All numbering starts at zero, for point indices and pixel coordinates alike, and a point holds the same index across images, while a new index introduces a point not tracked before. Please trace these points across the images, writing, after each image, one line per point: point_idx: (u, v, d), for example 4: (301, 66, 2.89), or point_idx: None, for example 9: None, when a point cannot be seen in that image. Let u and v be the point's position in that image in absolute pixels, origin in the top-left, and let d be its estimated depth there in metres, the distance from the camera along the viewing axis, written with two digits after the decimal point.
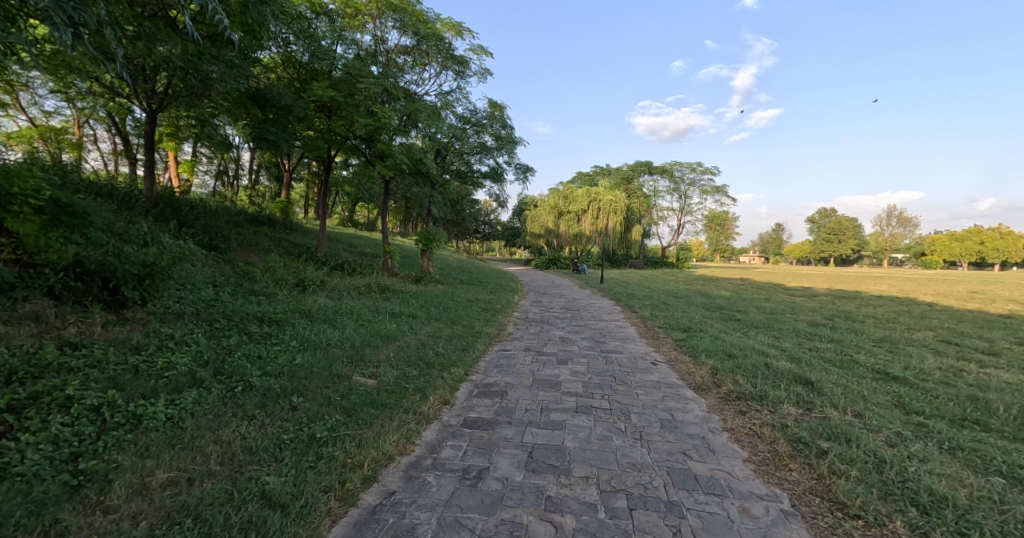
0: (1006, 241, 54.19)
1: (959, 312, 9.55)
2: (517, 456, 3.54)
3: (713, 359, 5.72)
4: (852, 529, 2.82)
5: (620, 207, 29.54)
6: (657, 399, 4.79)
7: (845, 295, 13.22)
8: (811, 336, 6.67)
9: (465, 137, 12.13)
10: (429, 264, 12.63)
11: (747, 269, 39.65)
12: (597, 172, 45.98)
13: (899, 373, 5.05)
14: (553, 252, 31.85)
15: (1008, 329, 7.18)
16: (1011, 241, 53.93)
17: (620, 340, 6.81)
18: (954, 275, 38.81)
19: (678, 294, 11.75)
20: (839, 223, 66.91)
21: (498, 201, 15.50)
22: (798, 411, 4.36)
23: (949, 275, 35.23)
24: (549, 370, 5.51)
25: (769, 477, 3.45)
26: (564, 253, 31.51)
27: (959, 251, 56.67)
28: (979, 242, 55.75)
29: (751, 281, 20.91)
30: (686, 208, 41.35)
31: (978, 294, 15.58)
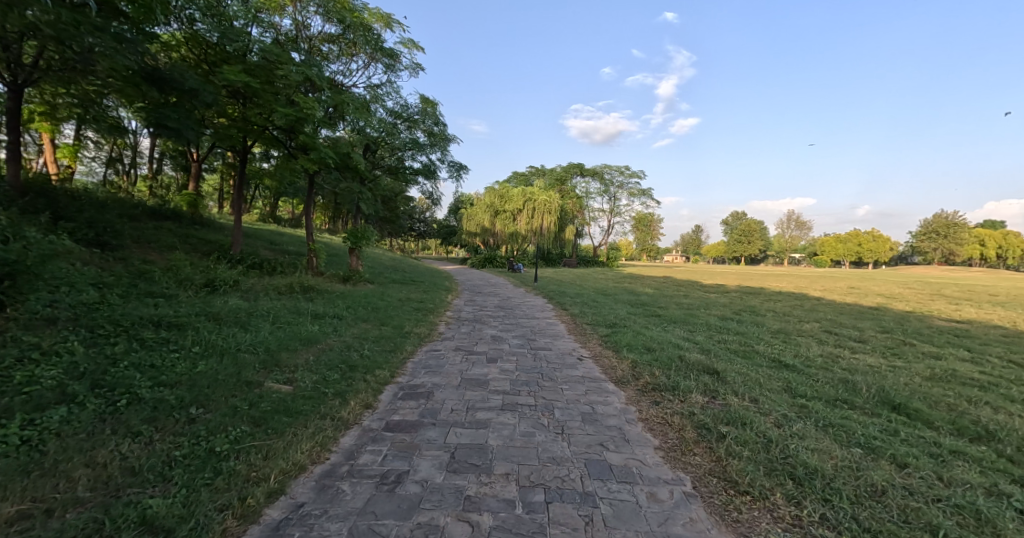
0: (878, 242, 62.85)
1: (837, 304, 10.87)
2: (438, 458, 3.50)
3: (633, 353, 6.05)
4: (741, 505, 3.11)
5: (554, 207, 30.28)
6: (580, 394, 4.98)
7: (751, 292, 14.53)
8: (720, 329, 7.26)
9: (397, 133, 11.79)
10: (359, 264, 12.14)
11: (669, 268, 42.48)
12: (534, 172, 46.80)
13: (790, 361, 5.63)
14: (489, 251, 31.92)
15: (874, 319, 8.32)
16: (881, 242, 62.83)
17: (549, 337, 6.99)
18: (834, 272, 44.30)
19: (606, 291, 12.25)
20: (751, 225, 73.55)
21: (433, 198, 15.25)
22: (704, 399, 4.73)
23: (826, 275, 40.26)
24: (478, 369, 5.53)
25: (676, 462, 3.71)
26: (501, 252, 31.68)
27: (843, 252, 64.68)
28: (859, 244, 64.01)
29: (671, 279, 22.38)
30: (616, 210, 43.35)
31: (853, 289, 17.87)
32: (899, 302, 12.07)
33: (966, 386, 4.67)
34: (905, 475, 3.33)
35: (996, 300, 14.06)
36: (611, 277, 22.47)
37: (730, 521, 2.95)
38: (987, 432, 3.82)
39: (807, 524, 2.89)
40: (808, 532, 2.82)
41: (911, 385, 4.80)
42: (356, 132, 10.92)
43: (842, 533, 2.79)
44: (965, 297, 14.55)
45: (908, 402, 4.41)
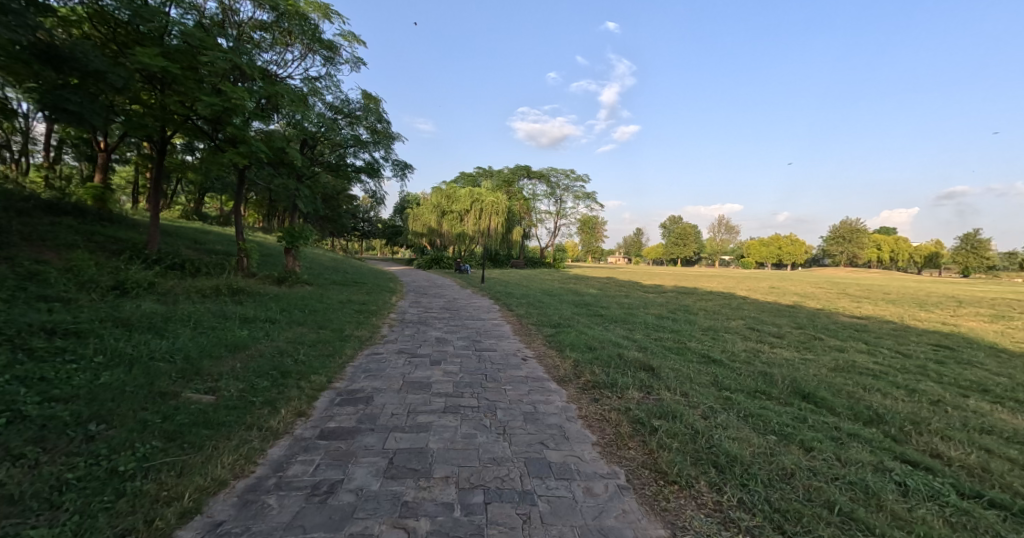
0: (796, 246, 69.33)
1: (758, 303, 11.82)
2: (375, 464, 3.39)
3: (575, 352, 6.22)
4: (669, 494, 3.30)
5: (500, 208, 30.46)
6: (523, 393, 5.03)
7: (686, 291, 15.40)
8: (657, 327, 7.63)
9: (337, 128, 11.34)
10: (295, 265, 11.55)
11: (612, 269, 44.21)
12: (482, 173, 46.79)
13: (717, 356, 6.04)
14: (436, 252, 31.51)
15: (790, 316, 9.13)
16: (798, 245, 69.36)
17: (494, 338, 7.00)
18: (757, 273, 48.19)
19: (551, 292, 12.49)
20: (688, 229, 78.26)
21: (377, 197, 14.81)
22: (640, 394, 4.95)
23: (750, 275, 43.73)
24: (421, 371, 5.43)
25: (612, 456, 3.87)
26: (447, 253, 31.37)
27: (766, 254, 70.57)
28: (780, 247, 70.11)
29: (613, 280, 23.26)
30: (562, 212, 44.39)
31: (774, 288, 19.54)
32: (811, 301, 13.28)
33: (863, 375, 5.24)
34: (810, 458, 3.69)
35: (888, 297, 15.97)
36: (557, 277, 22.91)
37: (659, 510, 3.12)
38: (877, 416, 4.32)
39: (726, 508, 3.12)
40: (727, 515, 3.04)
41: (818, 375, 5.32)
42: (292, 126, 10.39)
43: (756, 514, 3.03)
44: (866, 296, 16.34)
45: (816, 391, 4.88)
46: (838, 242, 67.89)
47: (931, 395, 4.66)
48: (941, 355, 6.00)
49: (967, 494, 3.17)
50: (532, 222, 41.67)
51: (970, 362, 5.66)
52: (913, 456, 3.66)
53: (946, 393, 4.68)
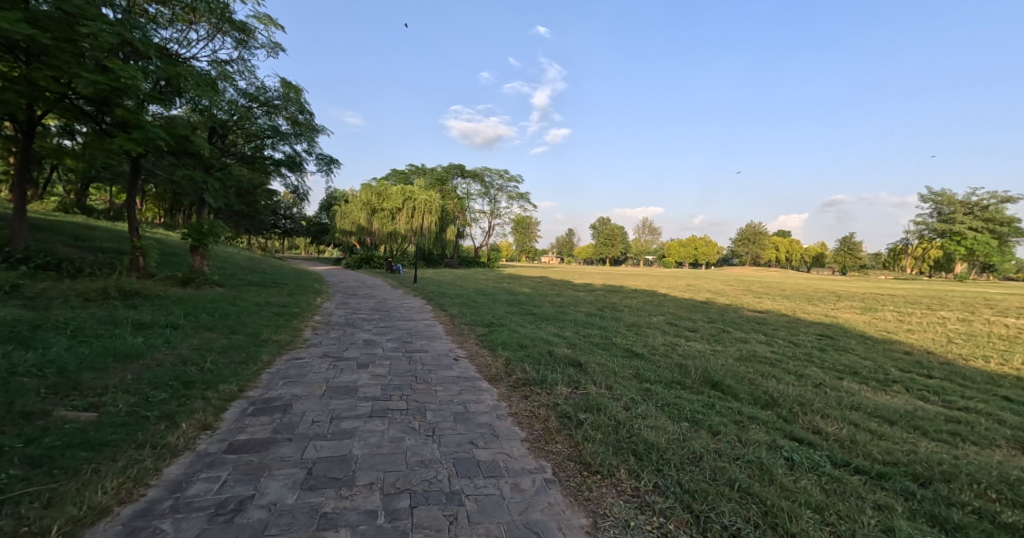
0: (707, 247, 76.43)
1: (677, 300, 12.72)
2: (292, 476, 3.17)
3: (507, 351, 6.29)
4: (592, 484, 3.44)
5: (433, 207, 29.92)
6: (453, 394, 4.99)
7: (614, 289, 16.19)
8: (585, 324, 7.95)
9: (252, 117, 10.62)
10: (202, 265, 10.48)
11: (546, 268, 45.41)
12: (416, 171, 45.68)
13: (639, 350, 6.43)
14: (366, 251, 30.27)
15: (703, 311, 9.94)
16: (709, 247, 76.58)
17: (426, 339, 6.86)
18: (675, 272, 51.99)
19: (484, 292, 12.51)
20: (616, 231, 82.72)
21: (300, 193, 13.92)
22: (568, 389, 5.12)
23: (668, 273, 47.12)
24: (346, 375, 5.18)
25: (540, 451, 3.96)
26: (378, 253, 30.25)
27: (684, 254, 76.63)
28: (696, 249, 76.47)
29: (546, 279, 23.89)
30: (496, 212, 44.73)
31: (689, 286, 21.26)
32: (722, 297, 14.53)
33: (761, 363, 5.86)
34: (717, 441, 4.05)
35: (783, 293, 17.99)
36: (492, 277, 22.98)
37: (582, 500, 3.24)
38: (772, 399, 4.84)
39: (643, 493, 3.32)
40: (644, 500, 3.24)
41: (725, 365, 5.84)
42: (198, 112, 9.56)
43: (668, 497, 3.26)
44: (765, 292, 18.28)
45: (723, 379, 5.37)
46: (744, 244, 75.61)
47: (814, 379, 5.31)
48: (823, 343, 6.88)
49: (839, 463, 3.66)
50: (467, 222, 41.47)
51: (844, 348, 6.55)
52: (799, 434, 4.15)
53: (826, 376, 5.37)
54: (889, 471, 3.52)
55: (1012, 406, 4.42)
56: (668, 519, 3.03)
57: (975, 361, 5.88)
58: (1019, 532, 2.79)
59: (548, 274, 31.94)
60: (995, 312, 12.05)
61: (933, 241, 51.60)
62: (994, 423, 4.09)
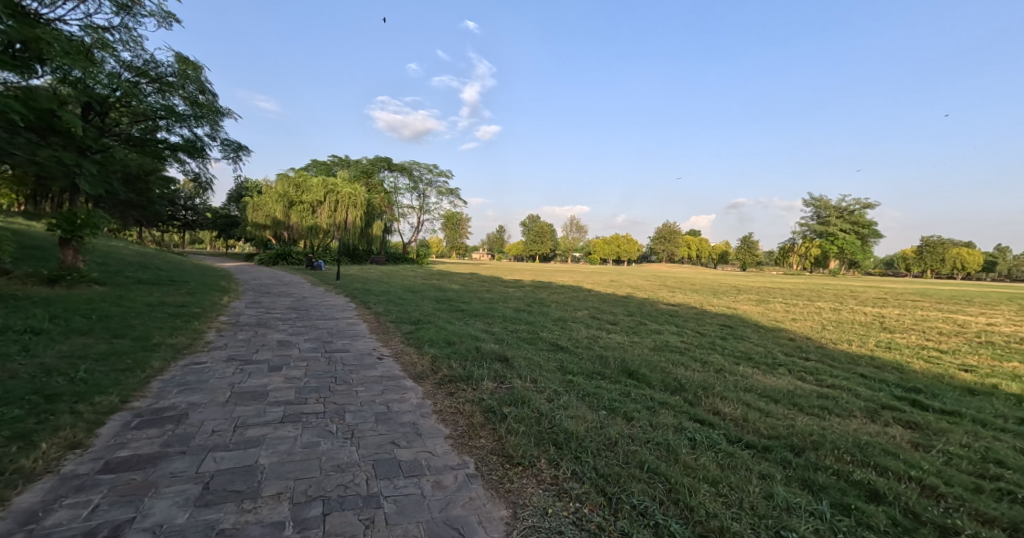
0: (629, 245, 81.61)
1: (600, 295, 13.38)
2: (184, 493, 2.87)
3: (434, 348, 6.21)
4: (513, 476, 3.51)
5: (359, 201, 28.96)
6: (376, 394, 4.83)
7: (541, 285, 16.62)
8: (513, 320, 8.08)
9: (139, 95, 9.52)
10: (76, 260, 9.22)
11: (477, 265, 45.48)
12: (340, 163, 43.40)
13: (563, 343, 6.67)
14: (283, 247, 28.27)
15: (623, 305, 10.54)
16: (630, 245, 81.72)
17: (347, 338, 6.56)
18: (599, 269, 54.57)
19: (413, 289, 12.24)
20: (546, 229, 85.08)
21: (202, 182, 12.63)
22: (493, 384, 5.18)
23: (593, 270, 49.33)
24: (255, 380, 4.80)
25: (463, 447, 3.97)
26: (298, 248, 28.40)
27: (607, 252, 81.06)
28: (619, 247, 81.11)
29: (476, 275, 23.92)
30: (425, 207, 43.89)
31: (611, 281, 22.48)
32: (641, 292, 15.52)
33: (673, 352, 6.35)
34: (630, 427, 4.32)
35: (693, 287, 19.65)
36: (421, 274, 22.55)
37: (503, 492, 3.30)
38: (680, 385, 5.25)
39: (561, 481, 3.46)
40: (562, 487, 3.38)
41: (641, 355, 6.25)
42: (66, 84, 8.30)
43: (585, 482, 3.43)
44: (677, 287, 19.87)
45: (638, 368, 5.74)
46: (662, 242, 81.43)
47: (716, 365, 5.86)
48: (724, 333, 7.62)
49: (733, 439, 4.09)
50: (396, 217, 40.29)
51: (741, 336, 7.30)
52: (701, 415, 4.56)
53: (725, 362, 5.96)
54: (772, 444, 3.99)
55: (866, 381, 5.23)
56: (583, 503, 3.18)
57: (841, 344, 6.88)
58: (866, 487, 3.31)
59: (478, 269, 31.98)
60: (858, 302, 14.15)
61: (814, 241, 59.37)
62: (852, 396, 4.81)
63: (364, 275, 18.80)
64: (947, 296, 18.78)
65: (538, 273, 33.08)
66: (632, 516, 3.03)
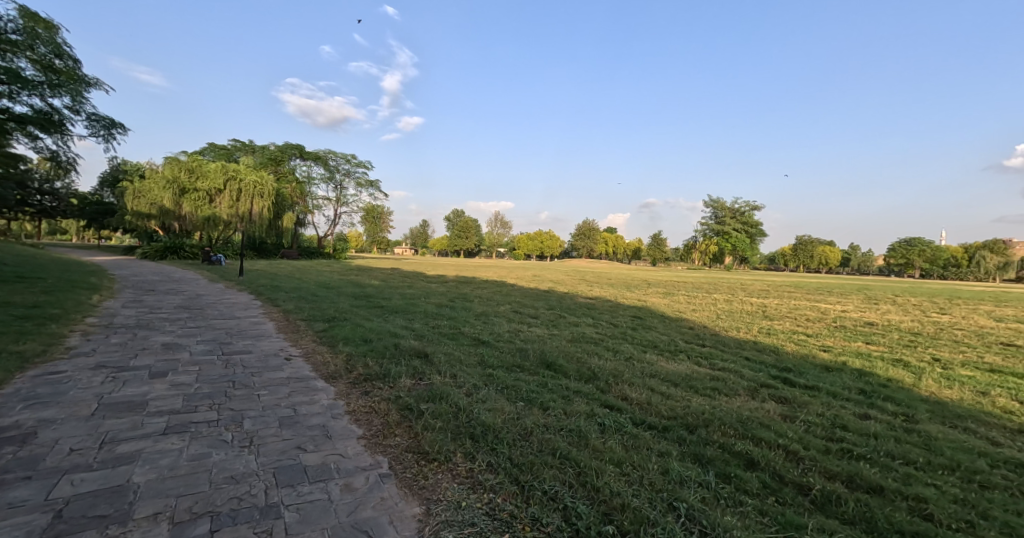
0: (552, 241, 84.63)
1: (522, 289, 13.67)
2: (27, 525, 2.44)
3: (349, 346, 5.93)
4: (429, 472, 3.47)
5: (267, 191, 26.48)
6: (281, 397, 4.49)
7: (465, 280, 16.61)
8: (435, 315, 7.98)
9: None
10: None
11: (400, 260, 44.33)
12: (243, 149, 39.59)
13: (485, 338, 6.73)
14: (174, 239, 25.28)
15: (544, 299, 10.88)
16: (553, 242, 84.83)
17: (250, 339, 6.04)
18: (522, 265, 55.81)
19: (328, 285, 11.58)
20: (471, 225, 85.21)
21: (61, 161, 10.81)
22: (411, 381, 5.08)
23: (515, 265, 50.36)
24: (131, 389, 4.23)
25: (377, 446, 3.84)
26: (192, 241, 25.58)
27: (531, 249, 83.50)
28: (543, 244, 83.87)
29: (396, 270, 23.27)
30: (342, 199, 41.68)
31: (532, 276, 23.15)
32: (561, 287, 16.12)
33: (588, 343, 6.69)
34: (545, 416, 4.48)
35: (608, 282, 20.88)
36: (337, 269, 21.39)
37: (417, 489, 3.25)
38: (593, 374, 5.55)
39: (476, 473, 3.49)
40: (476, 479, 3.41)
41: (559, 346, 6.51)
42: None
43: (499, 473, 3.49)
44: (593, 281, 20.97)
45: (556, 359, 5.97)
46: (584, 239, 85.37)
47: (626, 353, 6.28)
48: (634, 323, 8.19)
49: (637, 422, 4.41)
50: (310, 209, 37.85)
51: (649, 327, 7.90)
52: (611, 401, 4.86)
53: (634, 350, 6.41)
54: (670, 423, 4.37)
55: (749, 363, 5.94)
56: (496, 493, 3.24)
57: (731, 331, 7.72)
58: (744, 456, 3.76)
59: (398, 264, 31.20)
60: (745, 294, 16.01)
61: (712, 240, 65.97)
62: (738, 377, 5.43)
63: (271, 270, 17.39)
64: (808, 288, 22.03)
65: (459, 268, 33.12)
66: (543, 501, 3.14)
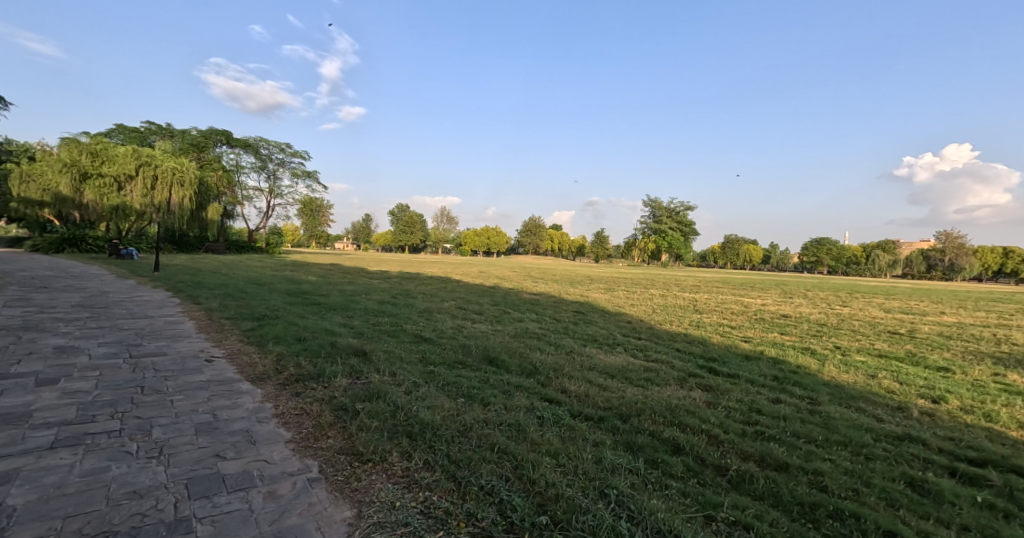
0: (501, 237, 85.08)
1: (467, 285, 13.62)
2: None
3: (280, 346, 5.60)
4: (361, 474, 3.36)
5: (187, 179, 24.12)
6: (199, 402, 4.16)
7: (409, 276, 16.28)
8: (376, 312, 7.75)
9: None
10: None
11: (341, 255, 42.70)
12: (160, 133, 36.34)
13: (428, 335, 6.63)
14: (74, 230, 22.75)
15: (489, 295, 10.90)
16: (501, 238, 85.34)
17: (164, 340, 5.54)
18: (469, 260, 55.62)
19: (259, 281, 10.89)
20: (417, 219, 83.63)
21: None
22: (348, 381, 4.90)
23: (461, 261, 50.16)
24: (11, 400, 3.73)
25: (306, 450, 3.66)
26: (96, 233, 23.17)
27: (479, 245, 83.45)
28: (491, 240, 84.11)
29: (333, 265, 22.37)
30: (276, 190, 39.37)
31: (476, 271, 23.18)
32: (507, 282, 16.27)
33: (531, 338, 6.79)
34: (486, 412, 4.49)
35: (551, 277, 21.37)
36: (268, 263, 20.19)
37: (348, 492, 3.13)
38: (534, 368, 5.64)
39: (412, 472, 3.42)
40: (412, 478, 3.34)
41: (502, 342, 6.55)
42: None
43: (435, 470, 3.45)
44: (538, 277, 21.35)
45: (499, 354, 6.00)
46: (531, 235, 86.55)
47: (567, 347, 6.44)
48: (576, 318, 8.42)
49: (575, 413, 4.53)
50: (239, 200, 35.50)
51: (590, 321, 8.16)
52: (551, 395, 4.96)
53: (575, 344, 6.59)
54: (606, 414, 4.53)
55: (680, 354, 6.30)
56: (432, 491, 3.19)
57: (664, 324, 8.15)
58: (671, 442, 3.98)
59: (337, 259, 30.07)
60: (678, 288, 17.00)
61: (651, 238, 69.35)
62: (670, 367, 5.74)
63: (191, 265, 16.11)
64: (730, 283, 23.83)
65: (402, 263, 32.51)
66: (479, 496, 3.14)
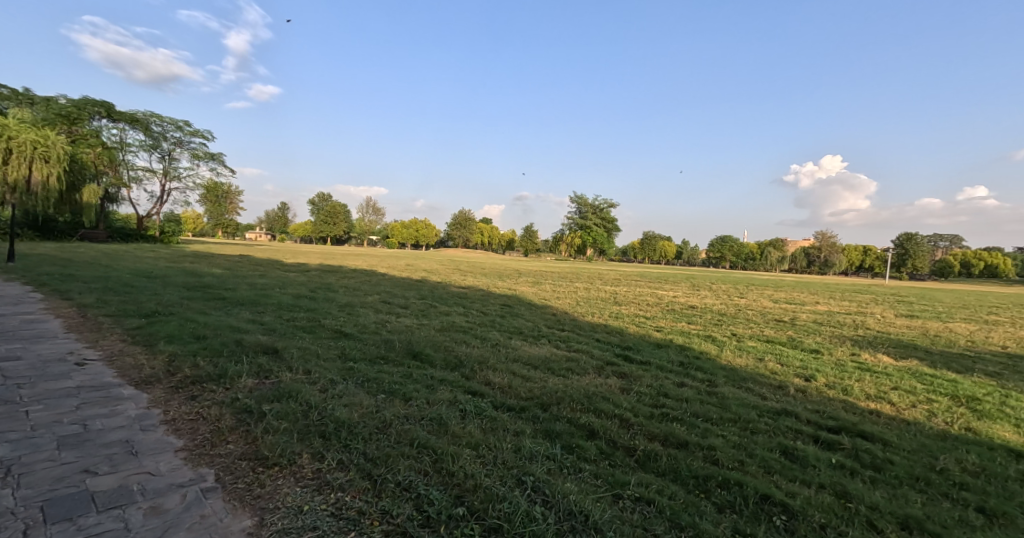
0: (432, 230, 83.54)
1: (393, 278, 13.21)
2: None
3: (173, 345, 5.03)
4: (265, 479, 3.12)
5: (54, 155, 19.71)
6: (64, 413, 3.61)
7: (330, 269, 15.41)
8: (291, 307, 7.24)
9: None
10: None
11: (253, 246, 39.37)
12: (15, 99, 30.66)
13: (348, 330, 6.33)
14: None
15: (416, 289, 10.65)
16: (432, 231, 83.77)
17: (21, 343, 4.72)
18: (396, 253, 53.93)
19: (150, 274, 9.67)
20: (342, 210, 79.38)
21: None
22: (254, 381, 4.52)
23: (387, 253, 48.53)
24: None
25: (201, 458, 3.32)
26: None
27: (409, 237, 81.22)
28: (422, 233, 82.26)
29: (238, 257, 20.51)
30: (173, 172, 35.18)
31: (401, 264, 22.48)
32: (435, 276, 16.00)
33: (457, 332, 6.75)
34: (406, 407, 4.38)
35: (480, 271, 21.42)
36: (157, 254, 17.99)
37: (249, 500, 2.89)
38: (459, 361, 5.61)
39: (324, 474, 3.25)
40: (323, 480, 3.17)
41: (427, 336, 6.44)
42: None
43: (350, 470, 3.30)
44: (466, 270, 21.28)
45: (423, 348, 5.89)
46: (462, 229, 85.94)
47: (493, 340, 6.49)
48: (503, 311, 8.50)
49: (497, 405, 4.58)
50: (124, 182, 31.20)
51: (516, 314, 8.29)
52: (475, 387, 4.97)
53: (501, 337, 6.66)
54: (527, 404, 4.63)
55: (599, 344, 6.61)
56: (344, 491, 3.05)
57: (587, 316, 8.51)
58: (587, 427, 4.17)
59: (246, 251, 27.66)
60: (599, 282, 17.87)
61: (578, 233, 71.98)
62: (589, 356, 6.01)
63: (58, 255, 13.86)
64: (646, 276, 25.55)
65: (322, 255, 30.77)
66: (395, 493, 3.06)
